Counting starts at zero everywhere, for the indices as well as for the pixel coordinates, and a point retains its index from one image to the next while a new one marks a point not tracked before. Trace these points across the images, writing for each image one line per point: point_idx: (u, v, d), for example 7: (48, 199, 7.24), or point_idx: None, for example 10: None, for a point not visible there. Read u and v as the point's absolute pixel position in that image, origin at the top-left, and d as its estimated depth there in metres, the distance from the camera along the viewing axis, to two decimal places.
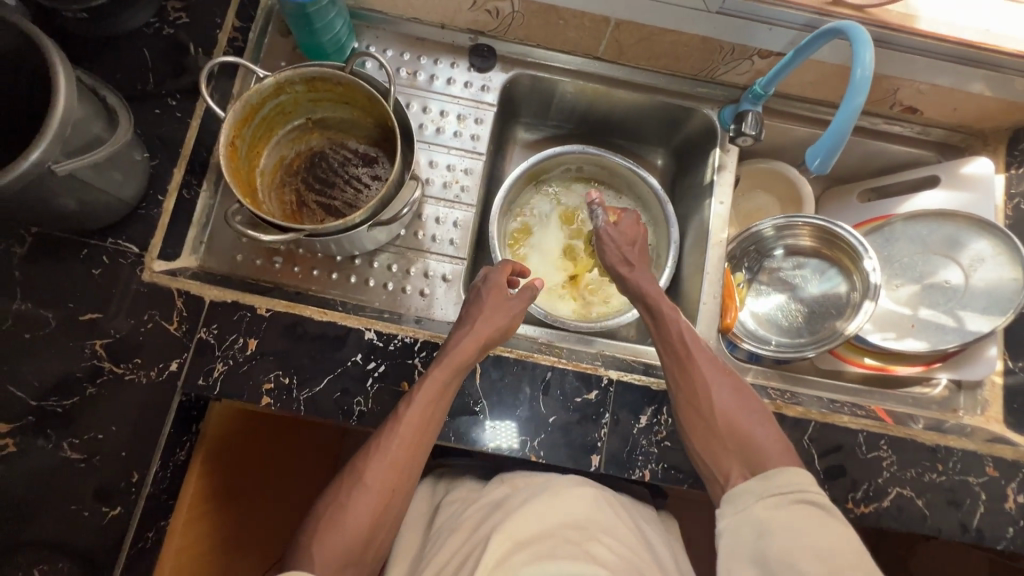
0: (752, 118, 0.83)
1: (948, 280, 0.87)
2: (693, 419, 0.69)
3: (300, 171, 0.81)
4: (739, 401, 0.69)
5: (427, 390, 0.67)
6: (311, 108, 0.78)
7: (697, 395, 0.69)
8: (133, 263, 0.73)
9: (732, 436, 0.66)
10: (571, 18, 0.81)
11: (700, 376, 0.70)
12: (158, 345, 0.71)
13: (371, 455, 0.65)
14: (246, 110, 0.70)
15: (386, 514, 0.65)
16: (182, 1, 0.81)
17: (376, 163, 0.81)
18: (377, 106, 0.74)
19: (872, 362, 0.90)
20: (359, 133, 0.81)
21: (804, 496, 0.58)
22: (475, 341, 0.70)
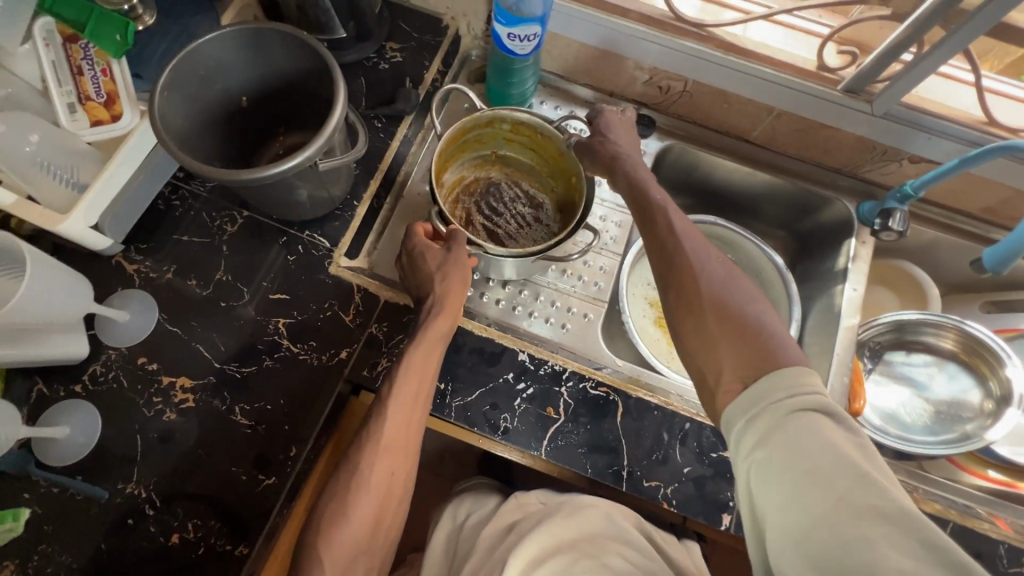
0: (900, 215, 0.88)
1: None
2: (685, 322, 0.59)
3: (473, 198, 0.90)
4: (726, 299, 0.58)
5: (406, 376, 0.68)
6: (501, 146, 0.88)
7: (688, 297, 0.59)
8: (323, 256, 0.81)
9: (722, 334, 0.56)
10: (735, 102, 0.90)
11: (689, 273, 0.60)
12: (333, 332, 0.77)
13: (363, 452, 0.66)
14: (458, 131, 0.79)
15: (389, 502, 0.67)
16: (400, 44, 0.94)
17: (540, 208, 0.89)
18: (563, 159, 0.82)
19: (997, 475, 0.88)
20: (536, 179, 0.90)
21: (805, 404, 0.49)
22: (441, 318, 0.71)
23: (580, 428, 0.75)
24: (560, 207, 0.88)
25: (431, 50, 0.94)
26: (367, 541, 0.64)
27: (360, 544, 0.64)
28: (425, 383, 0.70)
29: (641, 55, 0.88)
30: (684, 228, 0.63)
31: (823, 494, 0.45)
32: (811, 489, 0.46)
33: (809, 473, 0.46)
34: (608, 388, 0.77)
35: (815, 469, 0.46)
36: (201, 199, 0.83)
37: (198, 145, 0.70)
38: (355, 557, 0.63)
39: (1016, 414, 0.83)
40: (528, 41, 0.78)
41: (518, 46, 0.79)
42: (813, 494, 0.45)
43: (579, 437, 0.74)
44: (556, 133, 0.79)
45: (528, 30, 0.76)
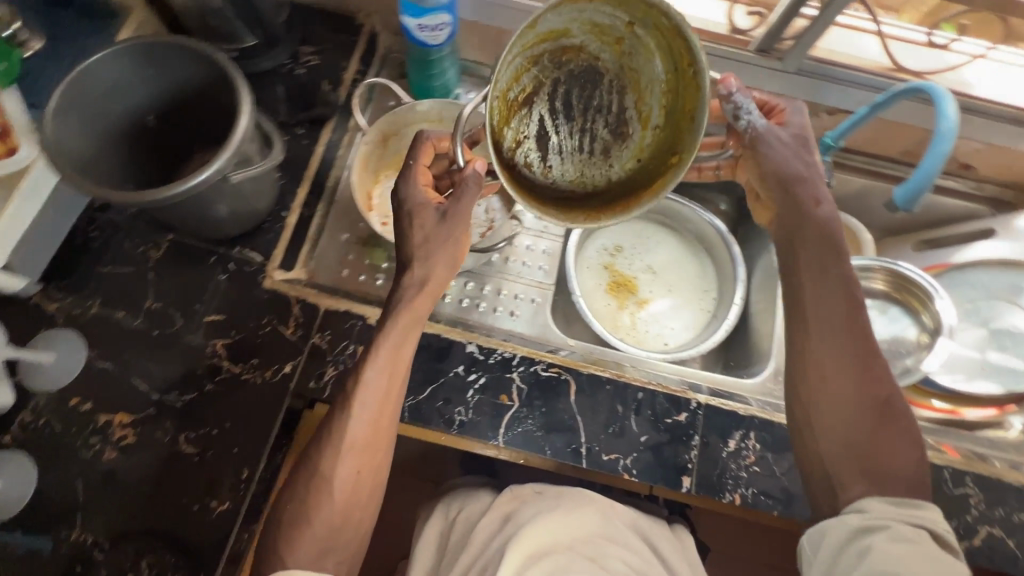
0: (826, 165, 0.88)
1: (1015, 326, 0.91)
2: (832, 431, 0.62)
3: (562, 77, 0.64)
4: (869, 393, 0.62)
5: (378, 368, 0.64)
6: (643, 27, 0.59)
7: (825, 385, 0.63)
8: (256, 271, 0.78)
9: (846, 429, 0.62)
10: None
11: (839, 361, 0.64)
12: (274, 348, 0.75)
13: (328, 447, 0.63)
14: (552, 33, 0.61)
15: (361, 497, 0.64)
16: (314, 47, 0.91)
17: (625, 138, 0.65)
18: (647, 102, 0.63)
19: (942, 405, 0.91)
20: (652, 98, 0.63)
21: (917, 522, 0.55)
22: (422, 298, 0.65)
23: (536, 411, 0.75)
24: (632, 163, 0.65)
25: (346, 50, 0.92)
26: (336, 535, 0.62)
27: (329, 537, 0.62)
28: (399, 374, 0.66)
29: None
30: (841, 307, 0.66)
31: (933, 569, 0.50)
32: (907, 562, 0.51)
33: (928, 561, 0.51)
34: (559, 368, 0.77)
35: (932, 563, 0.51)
36: (121, 227, 0.80)
37: (102, 169, 0.67)
38: (323, 553, 0.61)
39: (946, 343, 0.87)
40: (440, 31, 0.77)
41: (430, 37, 0.78)
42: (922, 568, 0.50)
43: (536, 420, 0.75)
44: (704, 89, 0.56)
45: (438, 18, 0.75)
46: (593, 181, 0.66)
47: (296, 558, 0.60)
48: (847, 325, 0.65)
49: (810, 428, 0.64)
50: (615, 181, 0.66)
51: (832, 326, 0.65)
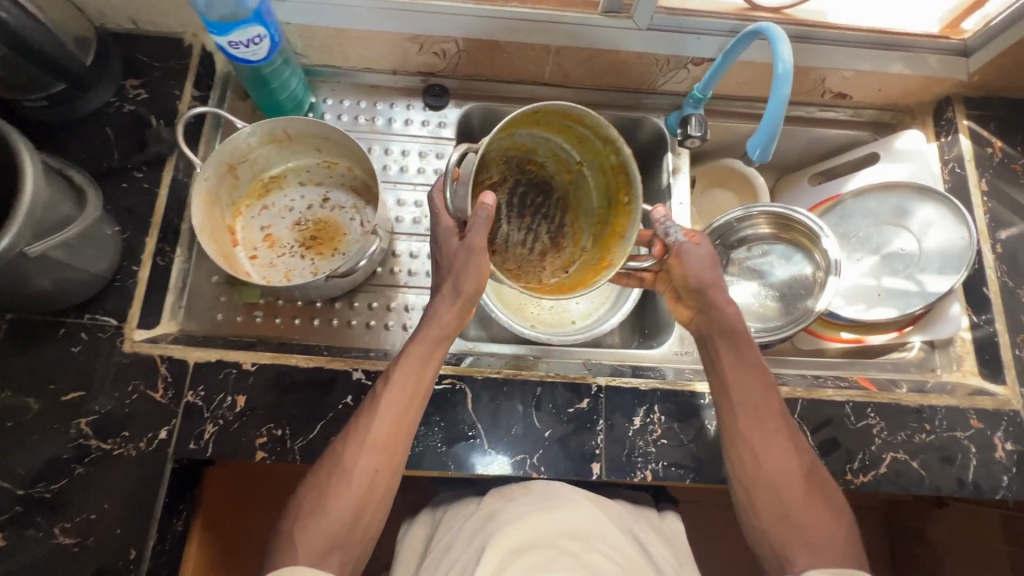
0: (696, 120, 0.88)
1: (903, 248, 0.91)
2: (767, 501, 0.64)
3: (520, 180, 0.84)
4: (807, 480, 0.65)
5: (406, 373, 0.67)
6: (590, 169, 0.80)
7: (765, 467, 0.65)
8: (112, 336, 0.73)
9: (784, 498, 0.64)
10: (514, 50, 0.86)
11: (777, 464, 0.65)
12: (144, 415, 0.70)
13: (350, 445, 0.65)
14: (572, 116, 0.72)
15: (375, 496, 0.65)
16: (141, 79, 0.83)
17: (557, 249, 0.84)
18: (579, 224, 0.84)
19: (847, 336, 0.93)
20: (585, 223, 0.83)
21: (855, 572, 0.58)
22: (451, 309, 0.69)
23: (434, 427, 0.72)
24: (562, 270, 0.81)
25: (178, 76, 0.84)
26: (344, 534, 0.62)
27: (339, 535, 0.62)
28: (427, 377, 0.68)
29: (398, 28, 0.82)
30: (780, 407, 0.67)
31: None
32: None
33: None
34: (453, 378, 0.75)
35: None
36: None
37: None
38: (324, 554, 0.61)
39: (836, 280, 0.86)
40: (259, 44, 0.71)
41: (249, 52, 0.71)
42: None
43: (435, 436, 0.72)
44: (635, 216, 0.71)
45: (250, 31, 0.69)
46: (532, 279, 0.81)
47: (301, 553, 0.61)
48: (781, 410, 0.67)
49: (749, 501, 0.65)
50: (546, 281, 0.81)
51: (771, 402, 0.68)
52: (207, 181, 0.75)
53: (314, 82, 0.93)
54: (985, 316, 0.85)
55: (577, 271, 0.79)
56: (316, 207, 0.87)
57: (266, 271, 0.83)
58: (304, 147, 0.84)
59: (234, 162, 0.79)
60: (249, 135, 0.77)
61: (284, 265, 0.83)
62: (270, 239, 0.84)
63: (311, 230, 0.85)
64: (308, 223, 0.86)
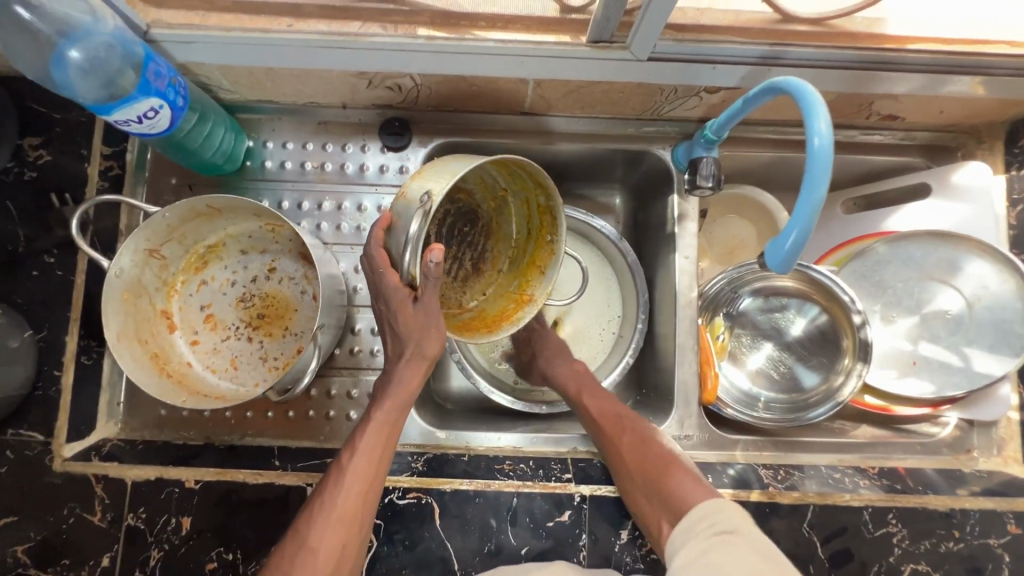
0: (707, 166, 0.72)
1: (948, 308, 0.78)
2: (635, 493, 0.64)
3: (450, 210, 0.69)
4: (659, 457, 0.65)
5: (375, 430, 0.61)
6: (515, 197, 0.68)
7: (631, 471, 0.65)
8: (41, 453, 0.66)
9: (648, 488, 0.63)
10: (483, 83, 0.70)
11: (639, 460, 0.65)
12: (83, 541, 0.64)
13: (315, 514, 0.57)
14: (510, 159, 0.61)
15: (342, 570, 0.57)
16: (40, 136, 0.70)
17: (471, 277, 0.71)
18: (498, 249, 0.71)
19: (873, 402, 0.82)
20: (505, 251, 0.71)
21: (723, 527, 0.56)
22: (414, 363, 0.61)
23: (398, 548, 0.66)
24: (482, 296, 0.71)
25: (85, 131, 0.71)
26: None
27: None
28: (398, 429, 0.63)
29: (339, 66, 0.66)
30: (620, 416, 0.71)
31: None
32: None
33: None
34: (418, 492, 0.67)
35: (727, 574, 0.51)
36: None
37: None
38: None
39: (863, 369, 0.76)
40: (156, 117, 0.57)
41: (144, 127, 0.58)
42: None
43: (400, 557, 0.66)
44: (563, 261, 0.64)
45: (139, 107, 0.55)
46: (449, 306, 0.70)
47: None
48: (618, 413, 0.71)
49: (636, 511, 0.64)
50: (466, 308, 0.70)
51: (609, 417, 0.71)
52: (122, 276, 0.64)
53: (254, 119, 0.78)
54: None
55: (498, 303, 0.70)
56: (262, 279, 0.76)
57: (210, 358, 0.73)
58: (239, 214, 0.72)
59: (155, 245, 0.67)
60: (166, 215, 0.65)
61: (230, 350, 0.74)
62: (212, 320, 0.74)
63: (258, 308, 0.75)
64: (253, 299, 0.75)
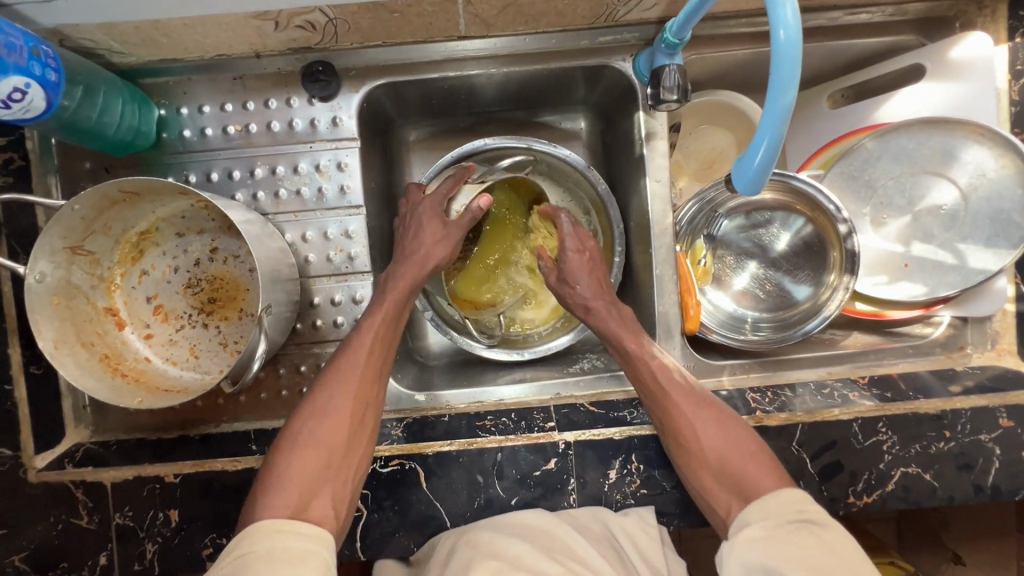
0: (672, 75, 0.64)
1: (942, 203, 0.72)
2: (692, 464, 0.61)
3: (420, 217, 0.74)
4: (731, 433, 0.61)
5: (384, 307, 0.64)
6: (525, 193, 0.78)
7: (697, 452, 0.61)
8: (14, 467, 0.64)
9: (722, 472, 0.59)
10: (406, 7, 0.61)
11: (707, 439, 0.61)
12: (77, 545, 0.64)
13: (326, 378, 0.59)
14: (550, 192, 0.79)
15: (358, 439, 0.57)
16: None
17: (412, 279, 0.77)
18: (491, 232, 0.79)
19: (864, 308, 0.79)
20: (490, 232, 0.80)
21: (808, 518, 0.52)
22: (419, 265, 0.67)
23: (389, 513, 0.66)
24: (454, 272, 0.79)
25: None
26: (330, 470, 0.55)
27: (320, 470, 0.54)
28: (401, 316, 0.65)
29: (232, 7, 0.57)
30: (682, 381, 0.64)
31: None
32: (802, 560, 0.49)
33: (805, 562, 0.48)
34: (400, 458, 0.66)
35: (812, 559, 0.49)
36: None
37: None
38: (307, 499, 0.52)
39: (848, 283, 0.72)
40: (24, 99, 0.50)
41: (16, 112, 0.50)
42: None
43: (392, 521, 0.66)
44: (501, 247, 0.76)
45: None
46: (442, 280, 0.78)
47: (280, 500, 0.52)
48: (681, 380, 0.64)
49: (703, 488, 0.60)
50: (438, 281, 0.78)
51: (670, 386, 0.64)
52: (44, 281, 0.59)
53: (161, 83, 0.69)
54: None
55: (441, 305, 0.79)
56: (205, 261, 0.71)
57: (168, 350, 0.70)
58: (163, 195, 0.66)
59: (77, 241, 0.61)
60: (77, 209, 0.58)
61: (187, 340, 0.70)
62: (161, 311, 0.70)
63: (207, 292, 0.71)
64: (200, 283, 0.71)
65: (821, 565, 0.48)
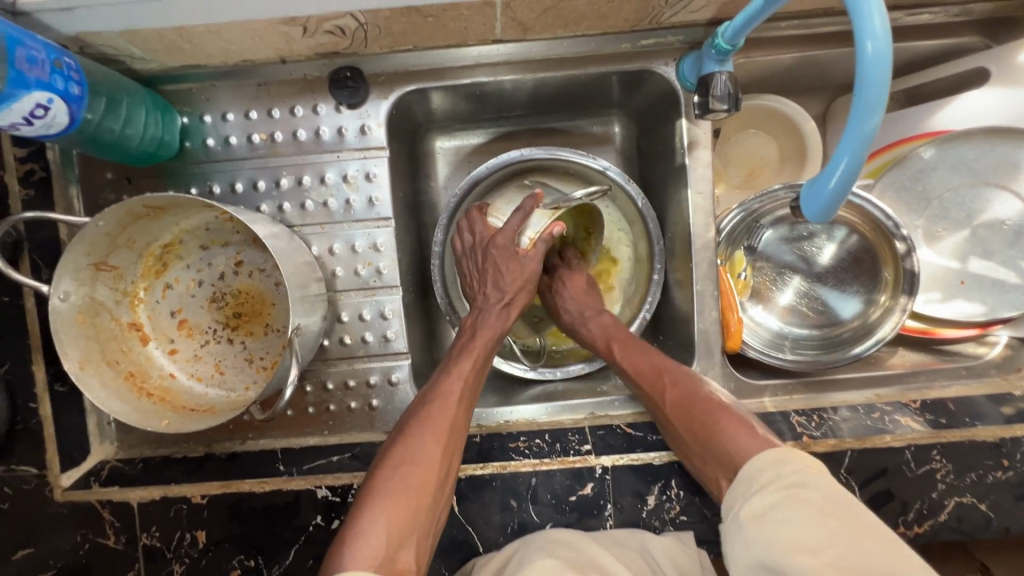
0: (722, 83, 0.60)
1: (1005, 218, 0.68)
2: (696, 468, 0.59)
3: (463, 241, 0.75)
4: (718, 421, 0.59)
5: (472, 354, 0.64)
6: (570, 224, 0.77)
7: (688, 430, 0.59)
8: (39, 487, 0.63)
9: (702, 432, 0.57)
10: (441, 12, 0.57)
11: (702, 425, 0.58)
12: (103, 565, 0.63)
13: (417, 426, 0.58)
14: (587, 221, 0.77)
15: (443, 489, 0.56)
16: None
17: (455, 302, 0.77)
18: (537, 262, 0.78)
19: (913, 325, 0.75)
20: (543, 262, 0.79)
21: (791, 478, 0.49)
22: (497, 307, 0.68)
23: None
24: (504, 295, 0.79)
25: None
26: (415, 523, 0.52)
27: (408, 519, 0.52)
28: (485, 367, 0.65)
29: (259, 13, 0.53)
30: (676, 378, 0.63)
31: (809, 559, 0.43)
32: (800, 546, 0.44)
33: (798, 544, 0.44)
34: None
35: (800, 537, 0.45)
36: None
37: None
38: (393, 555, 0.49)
39: (905, 302, 0.69)
40: (47, 115, 0.47)
41: (39, 129, 0.48)
42: (800, 560, 0.43)
43: None
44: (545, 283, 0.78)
45: (22, 105, 0.45)
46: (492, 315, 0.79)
47: (366, 549, 0.49)
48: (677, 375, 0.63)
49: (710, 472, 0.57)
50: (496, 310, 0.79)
51: (670, 398, 0.62)
52: (69, 299, 0.56)
53: (183, 90, 0.67)
54: None
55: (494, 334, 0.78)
56: (230, 275, 0.68)
57: (193, 366, 0.68)
58: (188, 208, 0.63)
59: (101, 257, 0.59)
60: (101, 225, 0.56)
61: (212, 355, 0.69)
62: (186, 326, 0.68)
63: (232, 306, 0.68)
64: (225, 297, 0.68)
65: (813, 540, 0.44)
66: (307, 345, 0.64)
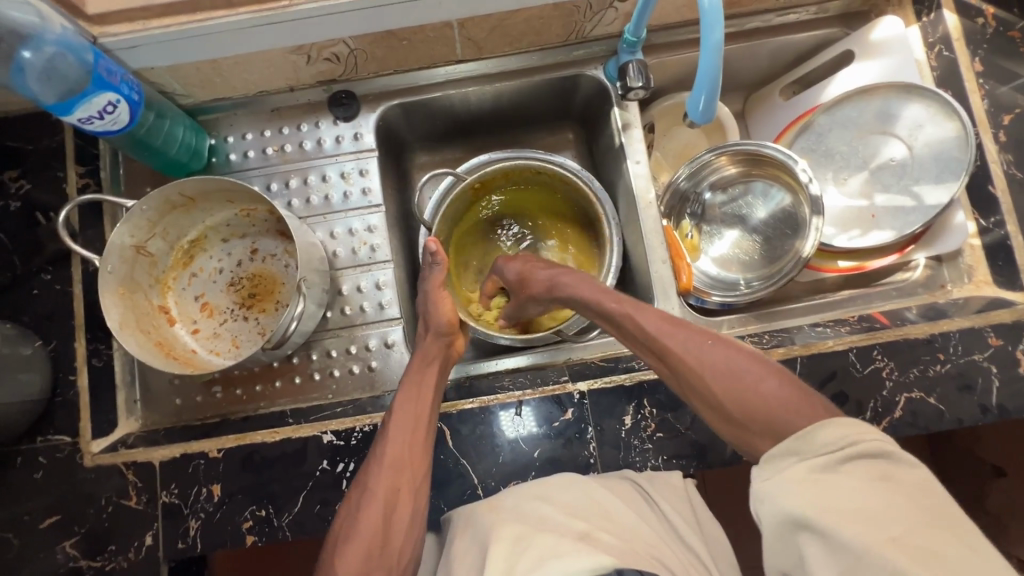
0: (635, 68, 0.77)
1: (893, 157, 0.83)
2: (705, 407, 0.57)
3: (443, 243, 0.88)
4: (741, 362, 0.57)
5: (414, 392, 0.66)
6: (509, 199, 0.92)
7: (736, 410, 0.54)
8: (71, 453, 0.70)
9: (754, 416, 0.53)
10: (412, 35, 0.75)
11: (758, 409, 0.53)
12: (125, 525, 0.68)
13: (371, 464, 0.62)
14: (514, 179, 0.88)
15: (397, 521, 0.59)
16: (17, 168, 0.75)
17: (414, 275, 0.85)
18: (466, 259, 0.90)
19: (846, 264, 0.85)
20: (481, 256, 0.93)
21: (863, 450, 0.46)
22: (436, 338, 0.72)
23: None
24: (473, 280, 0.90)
25: (58, 155, 0.75)
26: (375, 556, 0.57)
27: (367, 556, 0.57)
28: (431, 392, 0.67)
29: (275, 44, 0.71)
30: (718, 349, 0.58)
31: (872, 531, 0.42)
32: (870, 522, 0.42)
33: (856, 512, 0.43)
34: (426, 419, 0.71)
35: (861, 505, 0.43)
36: None
37: None
38: None
39: (819, 222, 0.79)
40: (114, 112, 0.63)
41: (108, 123, 0.64)
42: (858, 529, 0.42)
43: None
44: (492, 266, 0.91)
45: (97, 102, 0.61)
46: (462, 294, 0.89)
47: None
48: (706, 337, 0.59)
49: (753, 449, 0.54)
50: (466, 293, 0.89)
51: (707, 366, 0.57)
52: (113, 271, 0.68)
53: (211, 120, 0.83)
54: (994, 219, 0.77)
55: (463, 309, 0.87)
56: (246, 261, 0.80)
57: (213, 343, 0.78)
58: (213, 202, 0.77)
59: (141, 241, 0.72)
60: (145, 211, 0.69)
61: (229, 332, 0.78)
62: (207, 308, 0.79)
63: (248, 288, 0.79)
64: (242, 281, 0.80)
65: (879, 512, 0.43)
66: (312, 307, 0.73)
